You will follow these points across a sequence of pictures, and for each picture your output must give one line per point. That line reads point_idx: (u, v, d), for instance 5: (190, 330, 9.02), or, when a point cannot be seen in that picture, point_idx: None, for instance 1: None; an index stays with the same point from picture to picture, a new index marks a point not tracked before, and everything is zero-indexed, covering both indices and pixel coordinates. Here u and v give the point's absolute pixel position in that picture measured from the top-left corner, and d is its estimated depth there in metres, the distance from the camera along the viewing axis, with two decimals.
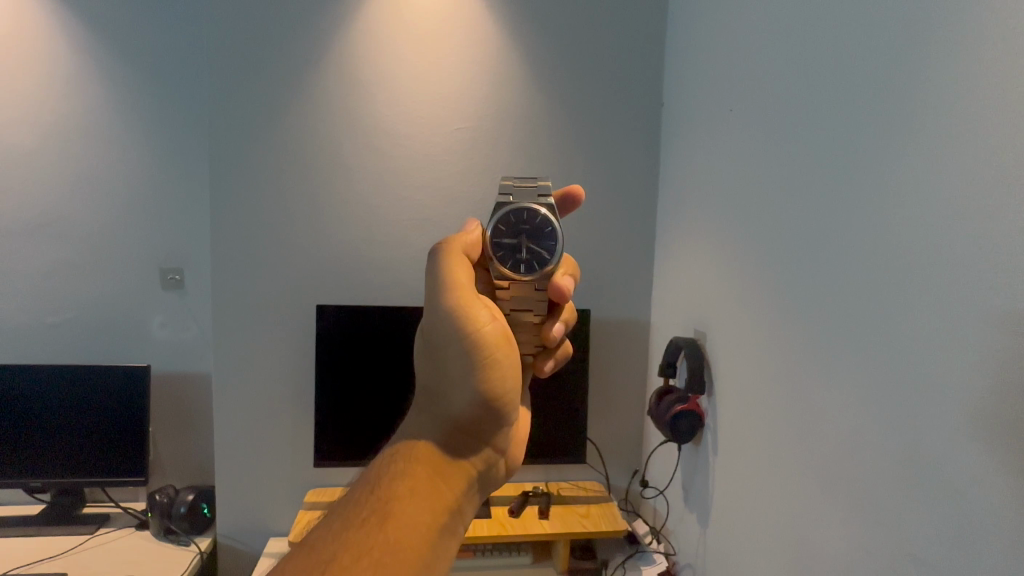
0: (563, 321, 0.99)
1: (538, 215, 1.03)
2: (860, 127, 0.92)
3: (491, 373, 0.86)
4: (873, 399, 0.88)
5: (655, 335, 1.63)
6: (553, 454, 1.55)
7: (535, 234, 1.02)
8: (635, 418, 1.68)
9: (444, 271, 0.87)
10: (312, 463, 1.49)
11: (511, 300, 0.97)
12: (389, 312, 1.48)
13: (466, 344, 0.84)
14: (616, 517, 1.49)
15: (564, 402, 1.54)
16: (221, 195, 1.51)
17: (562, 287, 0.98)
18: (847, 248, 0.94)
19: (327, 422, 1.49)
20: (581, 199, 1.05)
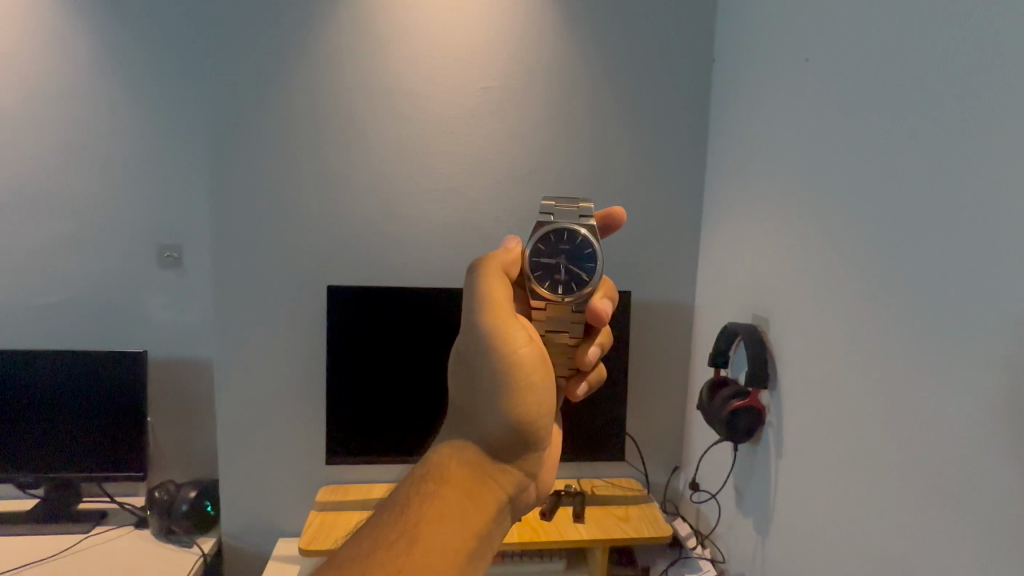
0: (599, 345, 1.01)
1: (578, 235, 1.01)
2: (969, 68, 0.74)
3: (523, 392, 0.87)
4: (983, 400, 0.72)
5: (701, 319, 1.47)
6: (588, 450, 1.41)
7: (574, 249, 1.01)
8: (677, 410, 1.53)
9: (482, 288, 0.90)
10: (326, 460, 1.36)
11: (547, 321, 0.99)
12: (407, 293, 1.33)
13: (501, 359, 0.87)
14: (659, 520, 1.35)
15: (601, 394, 1.40)
16: (219, 163, 1.35)
17: (598, 311, 0.99)
18: (955, 214, 0.76)
19: (342, 416, 1.35)
20: (623, 219, 1.03)
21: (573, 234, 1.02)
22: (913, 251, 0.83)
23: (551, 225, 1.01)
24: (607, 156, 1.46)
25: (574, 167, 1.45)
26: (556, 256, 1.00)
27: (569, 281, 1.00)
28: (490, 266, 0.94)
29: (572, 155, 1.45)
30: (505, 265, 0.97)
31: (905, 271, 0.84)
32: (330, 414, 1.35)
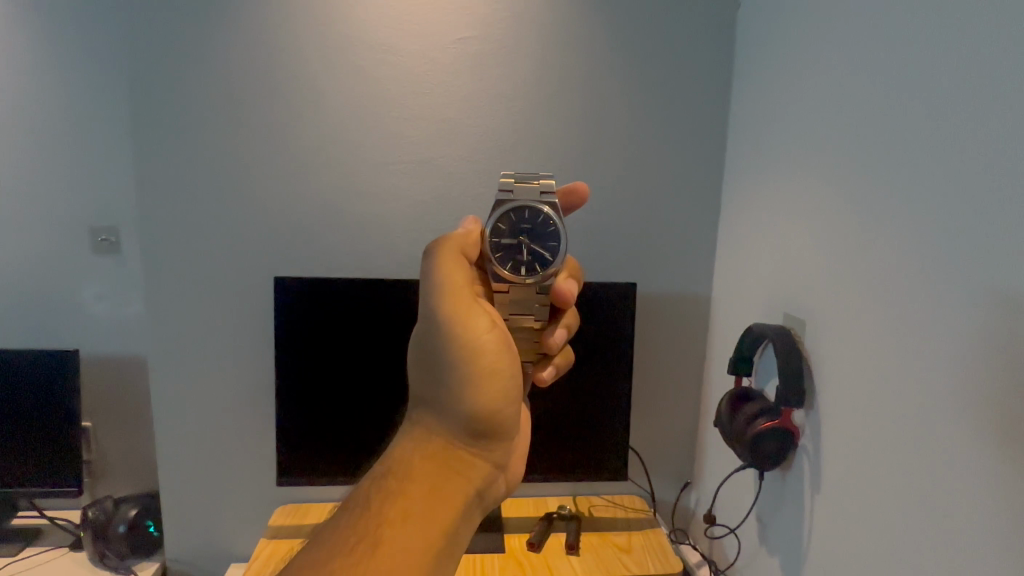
0: (565, 327, 0.89)
1: (540, 213, 0.89)
2: None
3: (489, 384, 0.79)
4: None
5: (719, 314, 1.26)
6: (584, 469, 1.21)
7: (539, 231, 0.88)
8: (688, 418, 1.33)
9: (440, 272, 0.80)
10: (278, 481, 1.17)
11: (510, 304, 0.87)
12: (370, 287, 1.13)
13: (463, 351, 0.78)
14: (667, 552, 1.15)
15: (599, 403, 1.19)
16: (145, 131, 1.14)
17: (564, 292, 0.88)
18: None
19: (295, 429, 1.16)
20: (586, 196, 0.92)
21: (537, 213, 0.89)
22: (1014, 247, 0.60)
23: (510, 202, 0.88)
24: (609, 122, 1.23)
25: (570, 136, 1.23)
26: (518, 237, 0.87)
27: (537, 267, 0.88)
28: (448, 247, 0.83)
29: (567, 121, 1.23)
30: (462, 244, 0.85)
31: (1002, 273, 0.62)
32: (280, 427, 1.15)
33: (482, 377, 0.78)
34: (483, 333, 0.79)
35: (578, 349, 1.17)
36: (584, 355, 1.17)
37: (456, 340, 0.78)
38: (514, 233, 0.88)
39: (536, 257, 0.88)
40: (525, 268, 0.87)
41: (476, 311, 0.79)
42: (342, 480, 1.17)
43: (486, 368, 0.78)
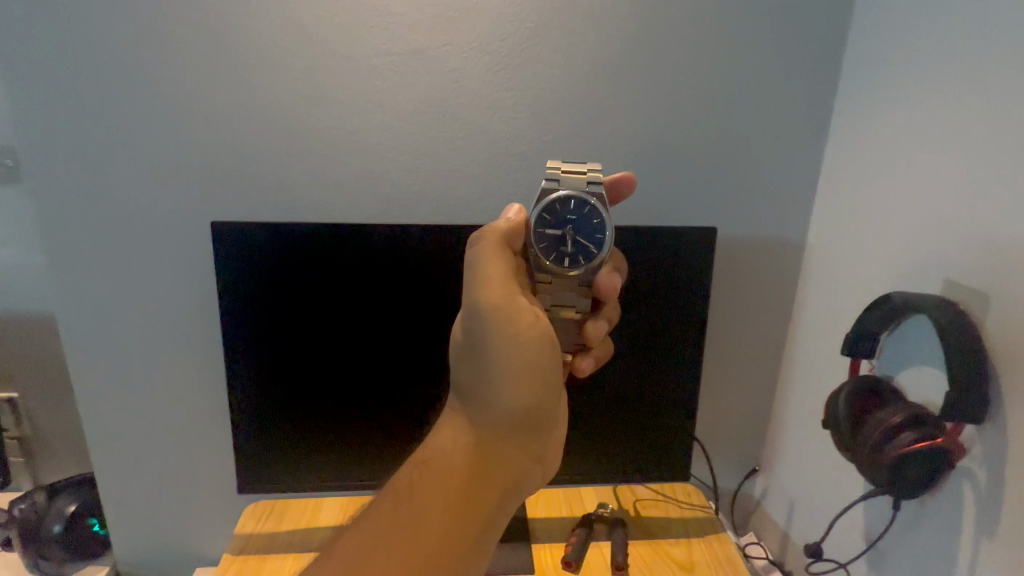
0: (607, 320, 0.68)
1: (585, 213, 0.65)
2: None
3: (529, 375, 0.58)
4: None
5: (816, 266, 0.95)
6: (636, 467, 0.94)
7: (590, 218, 0.65)
8: (760, 394, 1.06)
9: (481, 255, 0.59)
10: (239, 487, 0.90)
11: (544, 298, 0.66)
12: (354, 240, 0.82)
13: (497, 336, 0.57)
14: (738, 570, 0.90)
15: (659, 388, 0.90)
16: (9, 9, 0.78)
17: (609, 285, 0.66)
18: None
19: (257, 425, 0.88)
20: (629, 190, 0.69)
21: (589, 196, 0.65)
22: None
23: (551, 199, 0.64)
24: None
25: (627, 19, 0.87)
26: (557, 236, 0.65)
27: (584, 262, 0.65)
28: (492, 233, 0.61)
29: None
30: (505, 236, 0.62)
31: None
32: (235, 422, 0.87)
33: (519, 365, 0.58)
34: (524, 317, 0.58)
35: (633, 317, 0.87)
36: (641, 325, 0.87)
37: (489, 324, 0.57)
38: (556, 219, 0.65)
39: (583, 251, 0.65)
40: (568, 265, 0.65)
41: (518, 296, 0.59)
42: (326, 484, 0.90)
43: (525, 356, 0.58)
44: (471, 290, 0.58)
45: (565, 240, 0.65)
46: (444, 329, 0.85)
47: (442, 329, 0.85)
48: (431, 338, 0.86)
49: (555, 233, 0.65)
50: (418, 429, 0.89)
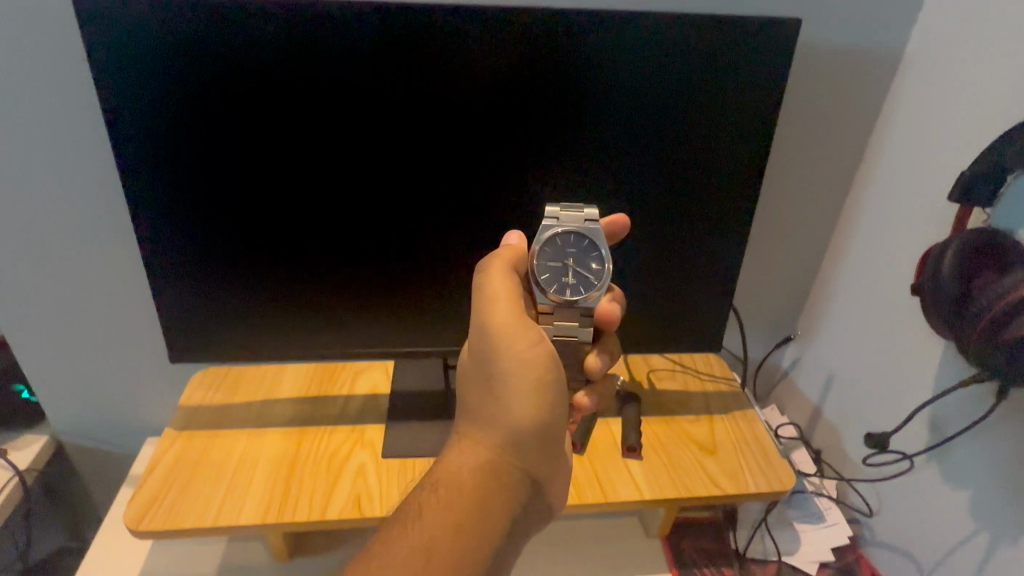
0: (608, 351, 0.59)
1: (584, 248, 0.56)
2: None
3: (539, 400, 0.49)
4: None
5: (912, 88, 0.73)
6: (660, 338, 0.78)
7: (591, 254, 0.56)
8: (807, 251, 0.89)
9: (491, 278, 0.52)
10: (169, 355, 0.72)
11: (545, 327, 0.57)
12: (296, 27, 0.57)
13: (503, 358, 0.49)
14: (767, 453, 0.78)
15: (697, 243, 0.72)
16: None
17: (608, 315, 0.57)
18: None
19: (179, 276, 0.68)
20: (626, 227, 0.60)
21: (589, 229, 0.56)
22: None
23: (551, 235, 0.55)
24: None
25: None
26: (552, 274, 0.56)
27: (587, 302, 0.56)
28: (500, 259, 0.54)
29: None
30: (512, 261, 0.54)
31: None
32: (150, 271, 0.67)
33: (528, 388, 0.49)
34: (535, 340, 0.50)
35: (675, 147, 0.66)
36: (685, 161, 0.67)
37: (494, 342, 0.49)
38: (552, 253, 0.56)
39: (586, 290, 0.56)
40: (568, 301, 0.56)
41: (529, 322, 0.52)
42: (277, 352, 0.73)
43: (534, 378, 0.49)
44: (477, 312, 0.51)
45: (565, 273, 0.56)
46: (422, 156, 0.64)
47: (421, 144, 0.63)
48: (405, 170, 0.64)
49: (552, 262, 0.56)
50: (389, 285, 0.71)
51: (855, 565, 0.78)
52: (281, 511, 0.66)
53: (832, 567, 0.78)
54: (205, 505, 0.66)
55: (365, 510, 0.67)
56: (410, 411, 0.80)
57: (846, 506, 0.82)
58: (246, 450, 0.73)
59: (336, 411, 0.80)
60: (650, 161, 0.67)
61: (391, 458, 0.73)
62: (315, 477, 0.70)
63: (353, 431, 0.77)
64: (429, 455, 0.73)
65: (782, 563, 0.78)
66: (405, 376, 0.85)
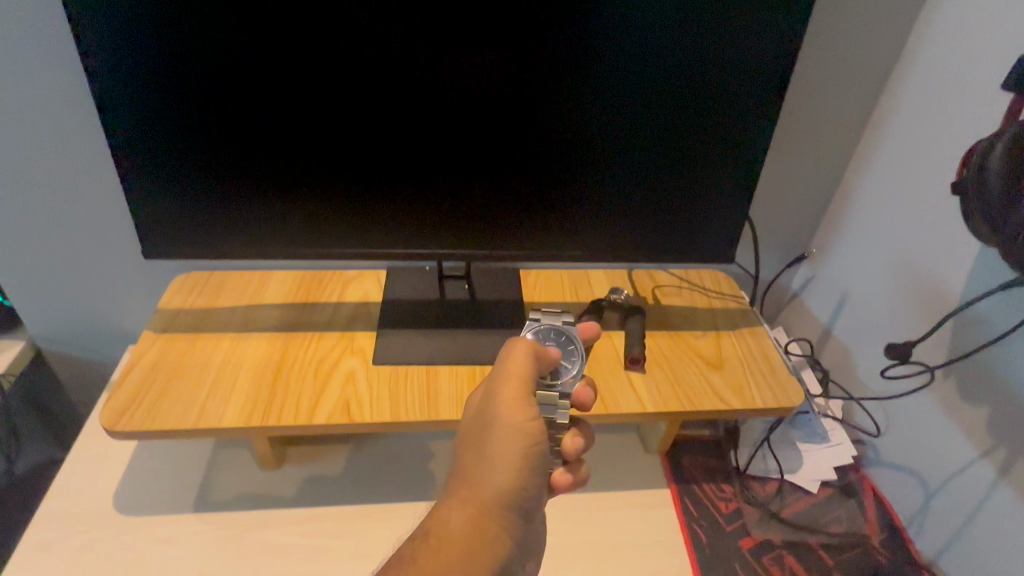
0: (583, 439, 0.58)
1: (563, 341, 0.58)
2: None
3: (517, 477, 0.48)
4: None
5: None
6: (672, 248, 0.72)
7: (572, 349, 0.57)
8: (830, 162, 0.83)
9: (506, 366, 0.51)
10: (142, 249, 0.67)
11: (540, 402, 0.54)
12: None
13: (496, 426, 0.49)
14: (775, 369, 0.74)
15: (721, 140, 0.65)
16: None
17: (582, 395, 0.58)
18: None
19: (147, 169, 0.62)
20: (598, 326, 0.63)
21: (566, 330, 0.58)
22: None
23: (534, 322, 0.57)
24: None
25: None
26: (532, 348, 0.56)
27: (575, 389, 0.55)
28: (521, 351, 0.52)
29: None
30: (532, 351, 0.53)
31: None
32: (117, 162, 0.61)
33: (510, 460, 0.48)
34: (531, 421, 0.49)
35: (707, 24, 0.57)
36: (717, 42, 0.58)
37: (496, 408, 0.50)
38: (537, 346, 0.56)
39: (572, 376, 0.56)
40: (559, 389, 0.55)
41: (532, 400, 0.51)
42: (259, 249, 0.68)
43: (518, 453, 0.49)
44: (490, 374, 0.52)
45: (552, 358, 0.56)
46: (416, 24, 0.55)
47: (415, 63, 0.57)
48: (396, 40, 0.56)
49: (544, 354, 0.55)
50: (380, 176, 0.64)
51: (857, 484, 0.77)
52: (266, 414, 0.63)
53: (834, 486, 0.77)
54: (186, 407, 0.63)
55: (355, 416, 0.64)
56: (403, 319, 0.75)
57: (851, 426, 0.80)
58: (229, 354, 0.69)
59: (324, 318, 0.76)
60: (676, 40, 0.58)
61: (382, 365, 0.70)
62: (301, 381, 0.67)
63: (343, 338, 0.73)
64: (421, 363, 0.70)
65: (783, 480, 0.76)
66: (397, 285, 0.80)
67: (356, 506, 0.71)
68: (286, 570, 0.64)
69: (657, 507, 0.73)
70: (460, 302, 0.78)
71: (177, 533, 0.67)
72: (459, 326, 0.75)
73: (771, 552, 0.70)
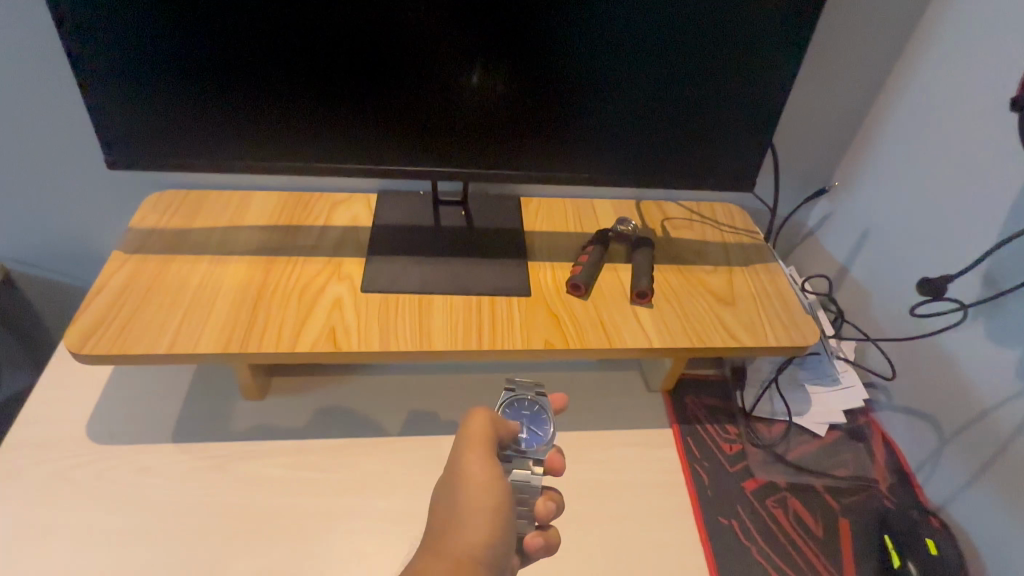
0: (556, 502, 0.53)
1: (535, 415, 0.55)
2: None
3: (489, 531, 0.45)
4: None
5: None
6: (690, 173, 0.65)
7: (544, 417, 0.55)
8: (864, 86, 0.76)
9: (472, 436, 0.49)
10: (106, 159, 0.60)
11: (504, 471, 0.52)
12: None
13: (466, 481, 0.47)
14: (790, 308, 0.70)
15: (756, 44, 0.57)
16: None
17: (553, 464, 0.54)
18: None
19: (109, 64, 0.55)
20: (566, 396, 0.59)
21: (539, 399, 0.56)
22: None
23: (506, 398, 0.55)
24: None
25: None
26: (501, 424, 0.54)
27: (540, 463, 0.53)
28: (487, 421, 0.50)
29: None
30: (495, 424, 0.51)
31: None
32: (71, 55, 0.54)
33: (481, 512, 0.46)
34: (500, 478, 0.48)
35: None
36: None
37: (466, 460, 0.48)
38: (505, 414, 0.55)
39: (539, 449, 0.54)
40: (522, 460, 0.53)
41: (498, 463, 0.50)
42: (235, 160, 0.61)
43: (489, 506, 0.46)
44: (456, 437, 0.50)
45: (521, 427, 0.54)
46: None
47: None
48: None
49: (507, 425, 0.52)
50: (370, 74, 0.57)
51: (866, 428, 0.75)
52: (244, 342, 0.58)
53: (841, 429, 0.74)
54: (158, 331, 0.58)
55: (341, 344, 0.59)
56: (394, 247, 0.70)
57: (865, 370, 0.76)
58: (206, 277, 0.64)
59: (309, 243, 0.70)
60: None
61: (372, 293, 0.65)
62: (283, 307, 0.62)
63: (330, 263, 0.68)
64: (413, 291, 0.65)
65: (791, 423, 0.73)
66: (389, 210, 0.74)
67: (343, 439, 0.68)
68: (269, 503, 0.61)
69: (658, 447, 0.70)
70: (456, 229, 0.73)
71: (155, 462, 0.63)
72: (455, 254, 0.70)
73: (775, 494, 0.67)
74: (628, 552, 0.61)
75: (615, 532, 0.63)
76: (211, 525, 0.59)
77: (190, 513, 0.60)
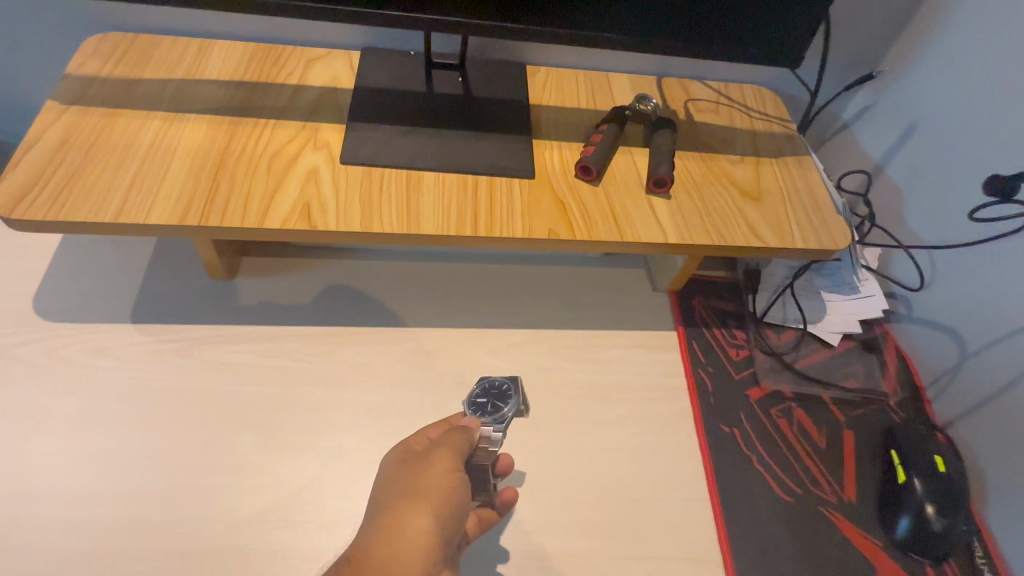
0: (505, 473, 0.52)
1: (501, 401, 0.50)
2: None
3: (442, 519, 0.41)
4: None
5: None
6: (735, 44, 0.55)
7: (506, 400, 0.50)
8: None
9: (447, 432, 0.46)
10: None
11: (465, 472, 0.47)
12: None
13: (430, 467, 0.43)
14: (821, 208, 0.63)
15: None
16: None
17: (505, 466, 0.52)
18: None
19: None
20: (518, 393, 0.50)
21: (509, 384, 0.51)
22: None
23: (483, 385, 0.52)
24: None
25: None
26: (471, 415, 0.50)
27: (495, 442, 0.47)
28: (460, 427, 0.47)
29: None
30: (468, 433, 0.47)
31: None
32: None
33: (442, 500, 0.42)
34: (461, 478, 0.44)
35: None
36: None
37: (439, 448, 0.44)
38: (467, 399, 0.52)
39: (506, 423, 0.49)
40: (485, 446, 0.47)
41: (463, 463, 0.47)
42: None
43: (450, 497, 0.42)
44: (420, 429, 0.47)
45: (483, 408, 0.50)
46: None
47: None
48: None
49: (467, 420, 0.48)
50: None
51: (879, 341, 0.70)
52: (203, 215, 0.51)
53: (855, 340, 0.71)
54: (101, 197, 0.50)
55: (315, 222, 0.52)
56: (380, 112, 0.61)
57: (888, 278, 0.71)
58: (159, 136, 0.55)
59: (280, 104, 0.60)
60: None
61: (352, 164, 0.56)
62: (249, 176, 0.54)
63: (304, 128, 0.59)
64: (401, 165, 0.57)
65: (804, 331, 0.69)
66: (373, 72, 0.64)
67: (321, 327, 0.62)
68: (239, 391, 0.57)
69: (662, 349, 0.66)
70: (452, 98, 0.63)
71: (111, 344, 0.58)
72: (450, 126, 0.61)
73: (781, 404, 0.64)
74: (620, 456, 0.58)
75: (609, 436, 0.59)
76: (174, 413, 0.55)
77: (149, 401, 0.55)
